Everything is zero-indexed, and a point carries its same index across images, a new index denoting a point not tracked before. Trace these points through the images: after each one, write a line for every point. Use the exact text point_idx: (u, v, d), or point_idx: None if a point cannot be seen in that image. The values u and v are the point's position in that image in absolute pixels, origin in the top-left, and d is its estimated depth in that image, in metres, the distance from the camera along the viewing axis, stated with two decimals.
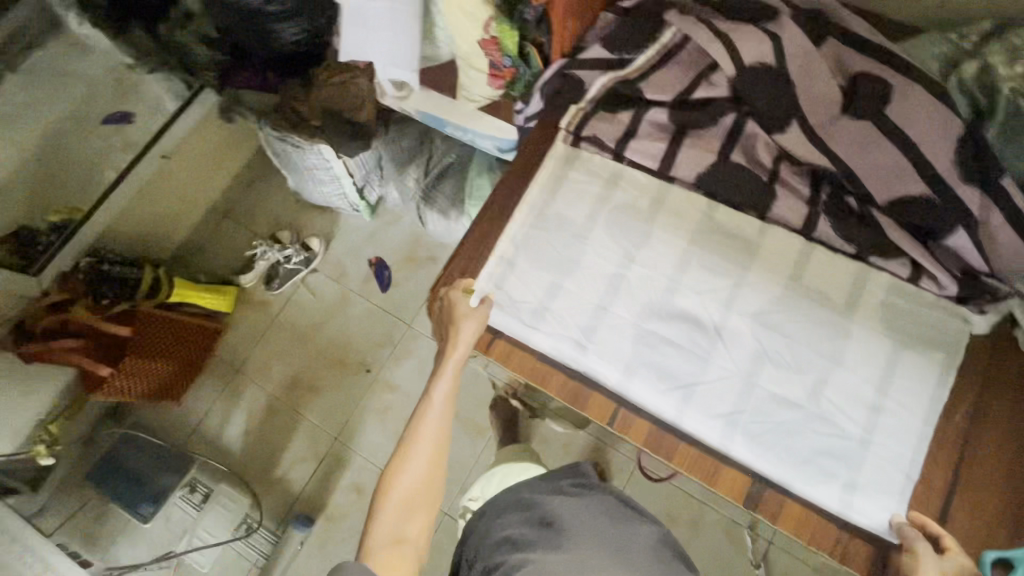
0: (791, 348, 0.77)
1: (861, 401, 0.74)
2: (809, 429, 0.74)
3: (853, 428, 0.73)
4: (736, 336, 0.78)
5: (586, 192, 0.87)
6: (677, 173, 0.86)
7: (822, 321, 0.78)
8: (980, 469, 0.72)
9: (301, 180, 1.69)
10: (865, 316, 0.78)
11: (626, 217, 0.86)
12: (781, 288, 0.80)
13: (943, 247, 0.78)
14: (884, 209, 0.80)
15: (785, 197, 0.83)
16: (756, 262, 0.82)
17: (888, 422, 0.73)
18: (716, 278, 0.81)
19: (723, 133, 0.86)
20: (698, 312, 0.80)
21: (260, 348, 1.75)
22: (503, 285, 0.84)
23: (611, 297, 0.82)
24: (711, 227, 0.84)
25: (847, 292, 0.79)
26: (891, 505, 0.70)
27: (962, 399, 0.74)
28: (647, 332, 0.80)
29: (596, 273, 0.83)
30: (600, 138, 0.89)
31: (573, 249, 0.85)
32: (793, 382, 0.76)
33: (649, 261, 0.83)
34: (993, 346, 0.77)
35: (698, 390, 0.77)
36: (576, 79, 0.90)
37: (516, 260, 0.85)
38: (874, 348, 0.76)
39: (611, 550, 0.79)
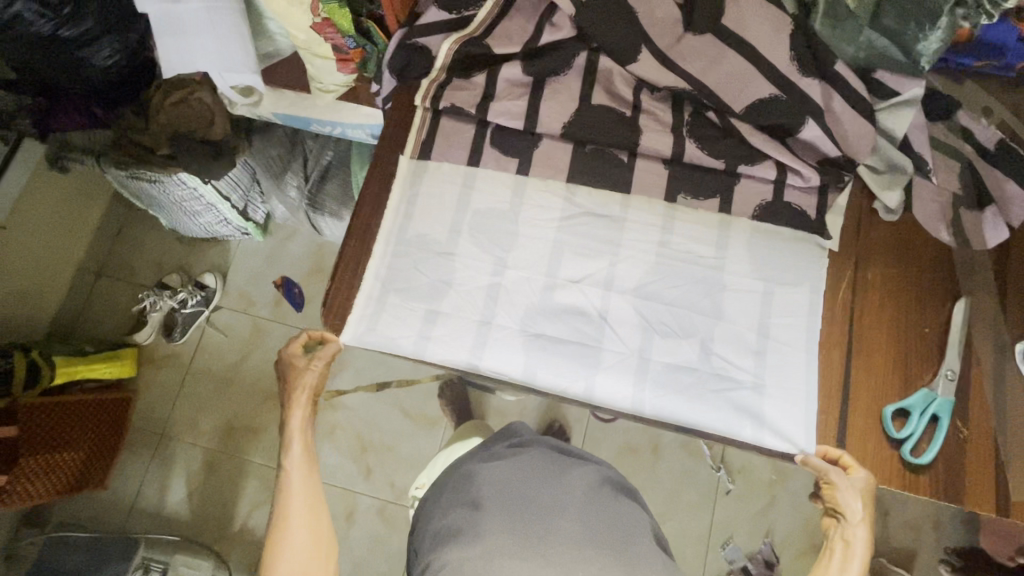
0: (673, 315, 0.79)
1: (746, 347, 0.77)
2: (707, 388, 0.76)
3: (745, 376, 0.76)
4: (620, 317, 0.79)
5: (446, 196, 0.84)
6: (545, 123, 0.84)
7: (697, 279, 0.80)
8: (869, 341, 0.78)
9: (174, 217, 1.54)
10: (735, 265, 0.80)
11: (488, 220, 0.84)
12: (653, 257, 0.81)
13: (799, 139, 0.81)
14: (739, 116, 0.82)
15: (651, 127, 0.84)
16: (626, 229, 0.82)
17: (775, 361, 0.77)
18: (589, 261, 0.81)
19: (578, 75, 0.85)
20: (580, 303, 0.80)
21: (180, 405, 1.61)
22: (379, 326, 0.80)
23: (492, 308, 0.80)
24: (584, 175, 0.84)
25: (712, 239, 0.81)
26: (791, 440, 0.74)
27: (838, 289, 0.80)
28: (536, 336, 0.79)
29: (472, 285, 0.80)
30: (460, 106, 0.85)
31: (443, 270, 0.82)
32: (684, 347, 0.78)
33: (522, 262, 0.82)
34: (863, 221, 0.82)
35: (598, 378, 0.77)
36: (422, 49, 0.86)
37: (386, 296, 0.81)
38: (748, 295, 0.79)
39: (529, 510, 0.81)
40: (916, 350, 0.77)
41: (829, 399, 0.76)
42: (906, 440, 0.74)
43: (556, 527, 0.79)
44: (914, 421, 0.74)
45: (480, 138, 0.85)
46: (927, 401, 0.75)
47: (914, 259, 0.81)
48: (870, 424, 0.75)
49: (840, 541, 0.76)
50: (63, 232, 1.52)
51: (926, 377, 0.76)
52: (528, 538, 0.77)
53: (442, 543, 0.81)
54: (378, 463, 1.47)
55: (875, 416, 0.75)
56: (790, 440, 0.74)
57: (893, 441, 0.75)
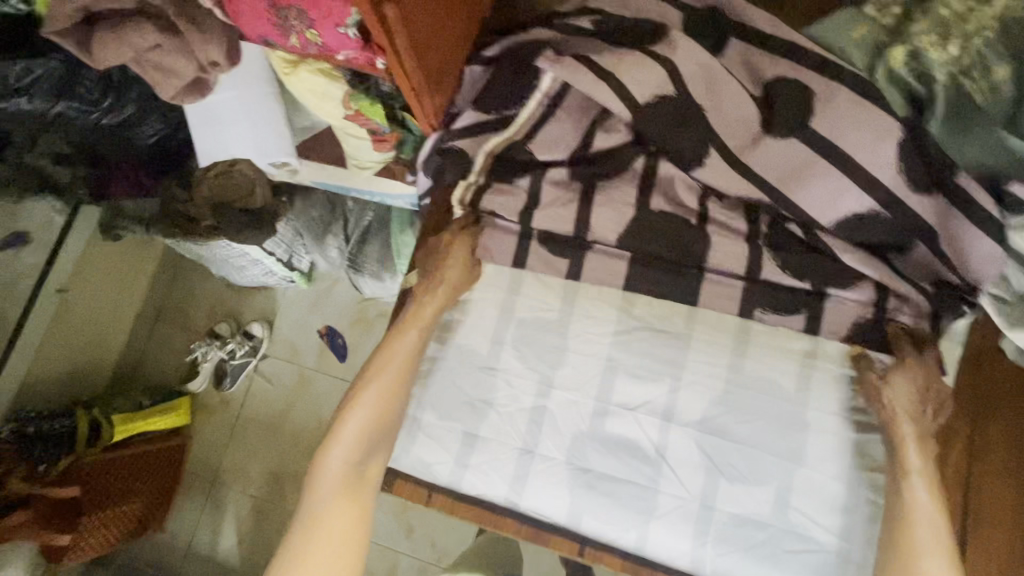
0: (744, 457, 0.68)
1: (832, 504, 0.66)
2: (782, 548, 0.65)
3: (828, 538, 0.65)
4: (681, 456, 0.69)
5: (487, 307, 0.75)
6: (596, 236, 0.74)
7: (777, 415, 0.68)
8: (985, 510, 0.65)
9: (223, 269, 1.53)
10: (820, 402, 0.68)
11: (534, 331, 0.74)
12: (722, 384, 0.70)
13: (907, 260, 0.68)
14: (833, 232, 0.69)
15: (721, 241, 0.72)
16: (690, 352, 0.71)
17: (864, 521, 0.65)
18: (646, 386, 0.71)
19: (634, 180, 0.74)
20: (635, 436, 0.70)
21: (231, 453, 1.63)
22: (413, 450, 0.73)
23: (536, 436, 0.71)
24: (642, 300, 0.73)
25: (794, 372, 0.69)
26: None
27: (948, 445, 0.67)
28: (583, 472, 0.70)
29: (513, 409, 0.72)
30: (501, 215, 0.76)
31: (482, 387, 0.74)
32: (755, 497, 0.67)
33: (571, 383, 0.72)
34: (986, 364, 0.68)
35: (652, 527, 0.67)
36: (457, 153, 0.76)
37: (421, 416, 0.74)
38: (835, 441, 0.67)
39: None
40: None
41: None
42: None
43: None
44: None
45: (522, 250, 0.76)
46: None
47: None
48: None
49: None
50: (123, 287, 1.57)
51: None
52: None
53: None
54: None
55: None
56: None
57: None
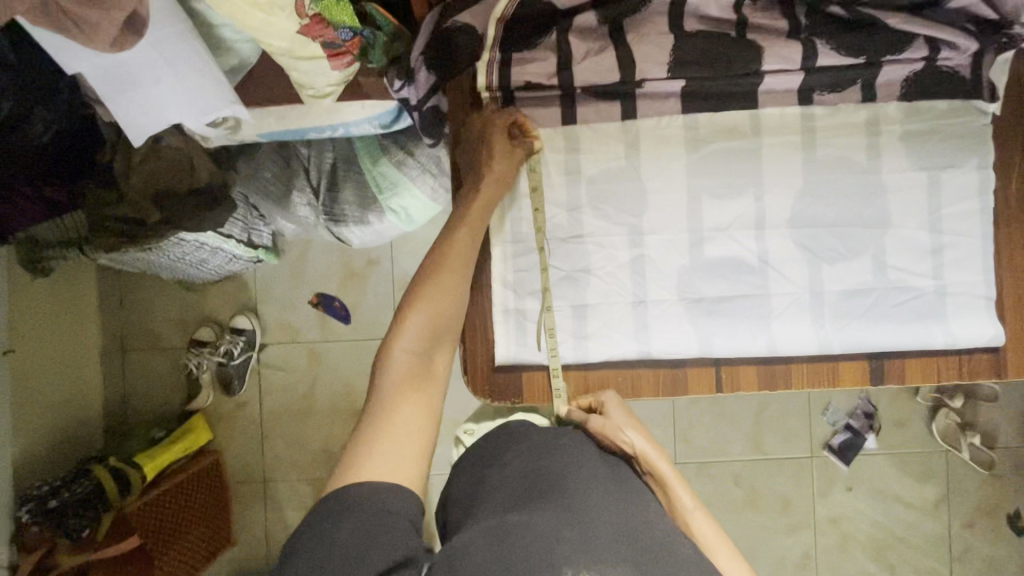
0: (837, 235, 0.70)
1: (921, 250, 0.70)
2: (888, 304, 0.70)
3: (924, 281, 0.70)
4: (781, 257, 0.69)
5: (551, 176, 0.70)
6: (643, 75, 0.68)
7: (855, 188, 0.70)
8: None
9: (180, 269, 1.29)
10: (891, 164, 0.70)
11: (607, 185, 0.70)
12: (802, 176, 0.70)
13: (943, 11, 0.67)
14: (876, 3, 0.66)
15: (770, 44, 0.68)
16: (765, 160, 0.70)
17: (952, 254, 0.70)
18: (730, 202, 0.70)
19: (663, 8, 0.67)
20: (736, 252, 0.69)
21: (272, 451, 1.45)
22: (526, 339, 0.69)
23: (642, 285, 0.69)
24: (707, 127, 0.70)
25: (863, 144, 0.70)
26: (985, 332, 0.70)
27: (1008, 176, 0.71)
28: (698, 302, 0.69)
29: (614, 266, 0.69)
30: (535, 85, 0.68)
31: (575, 257, 0.69)
32: (855, 269, 0.70)
33: (660, 224, 0.69)
34: (1019, 97, 0.71)
35: (776, 326, 0.69)
36: (464, 24, 0.67)
37: (525, 305, 0.69)
38: (913, 191, 0.70)
39: (533, 498, 0.55)
40: None
41: (1017, 299, 0.71)
42: None
43: (563, 510, 0.53)
44: None
45: (569, 115, 0.69)
46: None
47: None
48: None
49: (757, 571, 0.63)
50: (66, 323, 1.30)
51: None
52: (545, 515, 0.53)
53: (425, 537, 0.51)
54: None
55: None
56: (982, 332, 0.70)
57: None
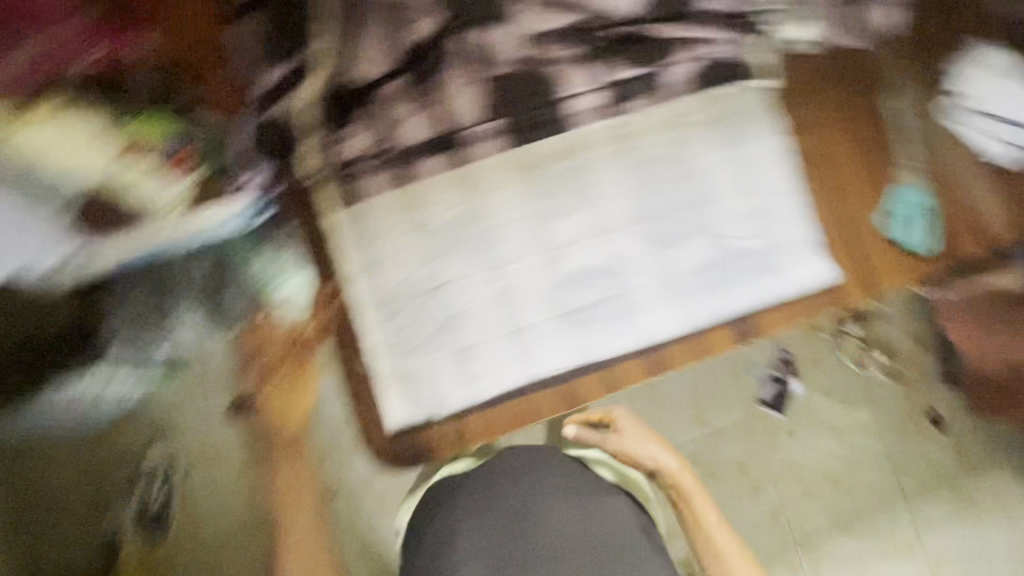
0: (673, 221, 0.76)
1: (746, 215, 0.78)
2: (734, 269, 0.77)
3: (756, 241, 0.78)
4: (632, 253, 0.75)
5: (401, 237, 0.72)
6: (461, 123, 0.72)
7: (676, 175, 0.77)
8: (848, 169, 0.80)
9: None
10: (699, 148, 0.78)
11: (456, 231, 0.73)
12: (628, 176, 0.76)
13: (705, 13, 0.76)
14: (647, 18, 0.74)
15: (568, 70, 0.74)
16: (593, 171, 0.76)
17: (772, 211, 0.79)
18: (574, 216, 0.74)
19: (465, 59, 0.72)
20: (591, 260, 0.74)
21: None
22: (418, 397, 0.70)
23: (514, 314, 0.72)
24: (533, 155, 0.75)
25: (670, 137, 0.78)
26: (818, 272, 0.78)
27: (802, 134, 0.80)
28: (569, 315, 0.72)
29: (483, 304, 0.71)
30: (363, 157, 0.71)
31: (445, 306, 0.71)
32: (698, 246, 0.76)
33: (516, 253, 0.73)
34: (794, 66, 0.80)
35: (645, 317, 0.74)
36: (275, 116, 0.66)
37: (407, 365, 0.70)
38: (724, 167, 0.79)
39: (508, 562, 0.58)
40: (892, 151, 0.80)
41: (841, 237, 0.79)
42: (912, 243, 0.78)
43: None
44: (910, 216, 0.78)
45: (403, 176, 0.72)
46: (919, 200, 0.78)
47: (857, 75, 0.80)
48: (882, 241, 0.79)
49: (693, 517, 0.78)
50: None
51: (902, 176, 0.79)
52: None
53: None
54: None
55: (868, 228, 0.79)
56: (815, 273, 0.78)
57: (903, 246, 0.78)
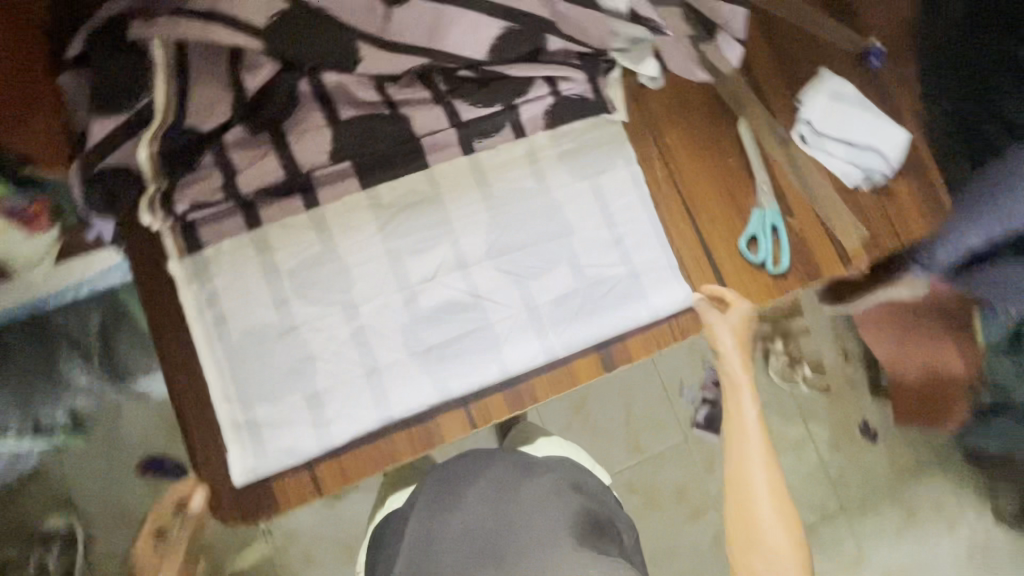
0: (532, 253, 0.77)
1: (606, 244, 0.80)
2: (595, 298, 0.78)
3: (617, 269, 0.79)
4: (491, 286, 0.75)
5: (251, 282, 0.71)
6: (309, 166, 0.73)
7: (535, 208, 0.79)
8: (698, 194, 0.84)
9: None
10: (557, 182, 0.80)
11: (309, 273, 0.72)
12: (486, 211, 0.77)
13: (551, 53, 0.80)
14: (493, 60, 0.78)
15: (417, 111, 0.76)
16: (450, 207, 0.77)
17: (631, 240, 0.80)
18: (430, 252, 0.75)
19: (313, 102, 0.74)
20: (449, 295, 0.74)
21: None
22: (266, 444, 0.68)
23: (370, 354, 0.71)
24: (389, 194, 0.76)
25: (528, 172, 0.80)
26: (680, 297, 0.79)
27: (652, 164, 0.85)
28: (427, 352, 0.72)
29: (335, 345, 0.70)
30: (204, 203, 0.71)
31: (296, 348, 0.70)
32: (557, 277, 0.77)
33: (371, 292, 0.73)
34: (636, 101, 0.86)
35: (505, 349, 0.74)
36: (111, 170, 0.68)
37: (255, 412, 0.69)
38: (582, 198, 0.81)
39: (441, 555, 0.63)
40: (738, 178, 0.85)
41: (696, 261, 0.83)
42: (764, 261, 0.83)
43: (446, 563, 0.62)
44: (766, 239, 0.83)
45: (252, 220, 0.72)
46: (770, 219, 0.83)
47: (699, 110, 0.87)
48: (736, 262, 0.83)
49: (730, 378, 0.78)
50: None
51: (752, 200, 0.85)
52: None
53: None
54: None
55: (724, 249, 0.83)
56: (678, 298, 0.79)
57: (757, 264, 0.84)
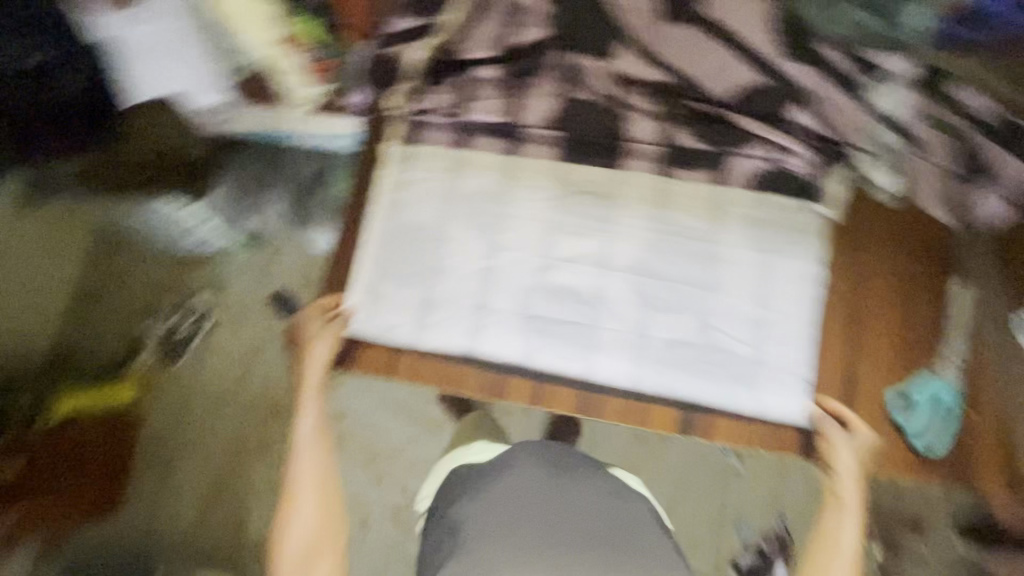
0: (670, 288, 0.77)
1: (745, 319, 0.76)
2: (706, 360, 0.75)
3: (743, 347, 0.75)
4: (617, 295, 0.77)
5: (435, 187, 0.81)
6: (527, 121, 0.82)
7: (696, 251, 0.78)
8: (871, 324, 0.77)
9: (159, 239, 1.26)
10: (730, 240, 0.79)
11: (479, 203, 0.81)
12: (649, 231, 0.79)
13: (793, 124, 0.79)
14: (730, 105, 0.80)
15: (638, 118, 0.81)
16: (620, 211, 0.80)
17: (773, 329, 0.76)
18: (583, 239, 0.79)
19: (557, 72, 0.82)
20: (576, 283, 0.78)
21: (186, 428, 1.28)
22: (375, 315, 0.78)
23: (487, 292, 0.78)
24: (576, 175, 0.81)
25: (707, 217, 0.79)
26: (788, 409, 0.75)
27: (840, 271, 0.79)
28: (533, 318, 0.77)
29: (466, 268, 0.78)
30: (438, 112, 0.83)
31: (437, 255, 0.79)
32: (682, 322, 0.76)
33: (517, 244, 0.79)
34: (856, 205, 0.80)
35: (598, 356, 0.76)
36: (391, 58, 0.84)
37: (381, 285, 0.78)
38: (746, 266, 0.78)
39: (538, 519, 0.66)
40: (921, 333, 0.76)
41: (832, 386, 0.76)
42: (908, 429, 0.74)
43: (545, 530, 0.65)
44: (922, 408, 0.73)
45: (461, 142, 0.83)
46: (935, 390, 0.74)
47: (917, 245, 0.79)
48: (875, 411, 0.75)
49: (831, 495, 0.73)
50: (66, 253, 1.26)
51: (928, 361, 0.76)
52: (528, 544, 0.64)
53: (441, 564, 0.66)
54: None
55: (869, 392, 0.75)
56: (787, 408, 0.75)
57: (895, 426, 0.75)
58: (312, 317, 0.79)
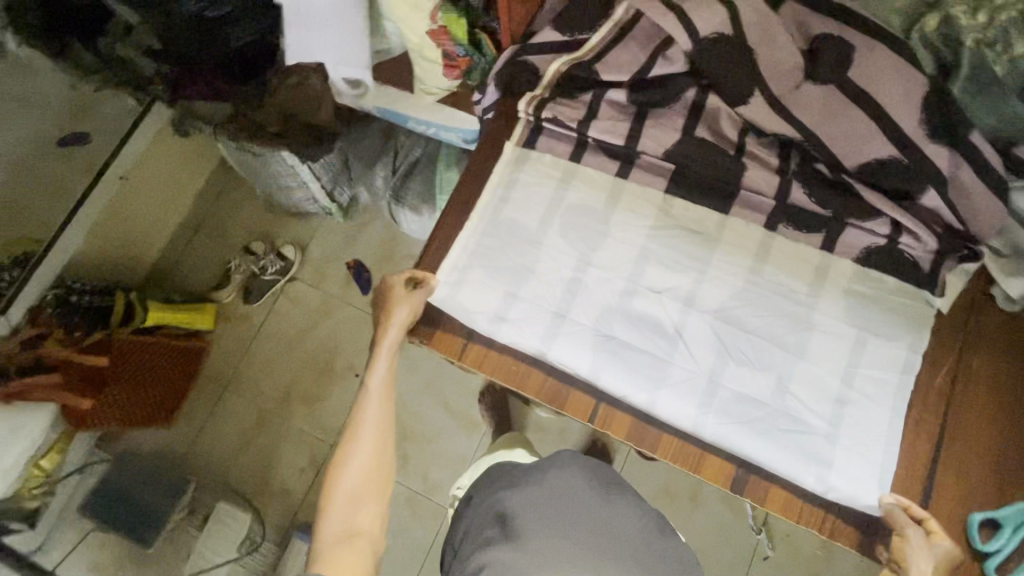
0: (752, 343, 0.75)
1: (826, 394, 0.73)
2: (775, 425, 0.73)
3: (819, 422, 0.72)
4: (697, 336, 0.76)
5: (541, 192, 0.84)
6: (645, 149, 0.83)
7: (787, 312, 0.76)
8: (962, 429, 0.73)
9: (266, 187, 1.38)
10: (827, 310, 0.76)
11: (580, 217, 0.83)
12: (743, 281, 0.78)
13: (918, 205, 0.76)
14: (855, 174, 0.78)
15: (757, 168, 0.80)
16: (717, 254, 0.79)
17: (855, 411, 0.72)
18: (674, 274, 0.79)
19: (685, 109, 0.84)
20: (657, 314, 0.77)
21: (256, 360, 1.44)
22: (457, 298, 0.80)
23: (568, 303, 0.79)
24: (682, 211, 0.81)
25: (808, 280, 0.77)
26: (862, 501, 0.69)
27: (938, 367, 0.75)
28: (606, 338, 0.77)
29: (554, 275, 0.79)
30: (561, 122, 0.85)
31: (528, 256, 0.81)
32: (758, 379, 0.74)
33: (607, 263, 0.80)
34: (970, 302, 0.77)
35: (663, 392, 0.75)
36: (529, 65, 0.87)
37: (469, 270, 0.81)
38: (839, 339, 0.75)
39: (586, 532, 0.69)
40: (1012, 454, 0.72)
41: (909, 487, 0.71)
42: (989, 556, 0.69)
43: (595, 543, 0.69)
44: (1006, 537, 0.68)
45: (576, 156, 0.85)
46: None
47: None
48: (952, 526, 0.70)
49: None
50: (191, 185, 1.46)
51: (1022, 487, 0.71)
52: (574, 547, 0.68)
53: (489, 543, 0.70)
54: (414, 454, 1.32)
55: (948, 502, 0.71)
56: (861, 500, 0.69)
57: (975, 552, 0.70)
58: (397, 286, 0.80)
